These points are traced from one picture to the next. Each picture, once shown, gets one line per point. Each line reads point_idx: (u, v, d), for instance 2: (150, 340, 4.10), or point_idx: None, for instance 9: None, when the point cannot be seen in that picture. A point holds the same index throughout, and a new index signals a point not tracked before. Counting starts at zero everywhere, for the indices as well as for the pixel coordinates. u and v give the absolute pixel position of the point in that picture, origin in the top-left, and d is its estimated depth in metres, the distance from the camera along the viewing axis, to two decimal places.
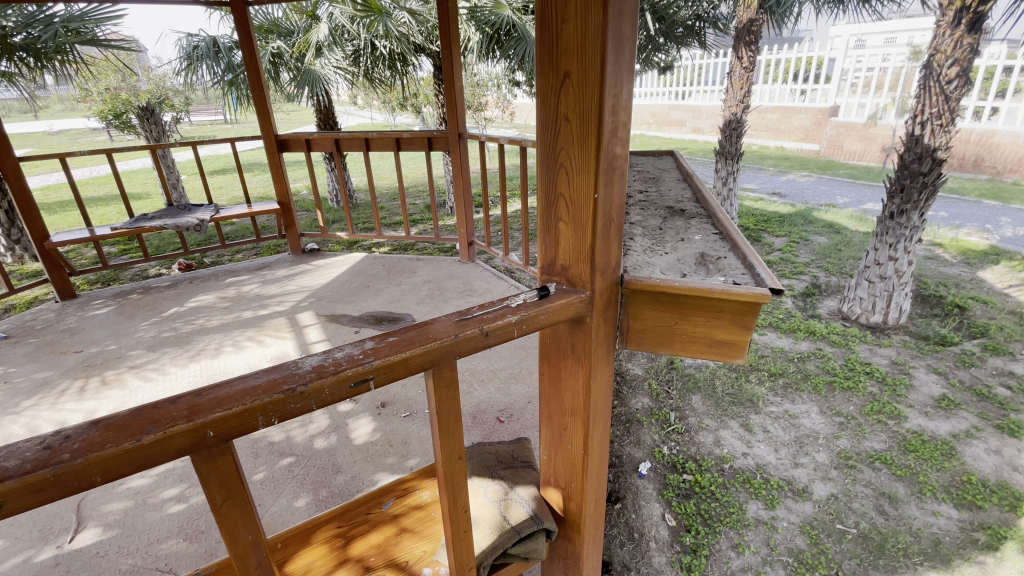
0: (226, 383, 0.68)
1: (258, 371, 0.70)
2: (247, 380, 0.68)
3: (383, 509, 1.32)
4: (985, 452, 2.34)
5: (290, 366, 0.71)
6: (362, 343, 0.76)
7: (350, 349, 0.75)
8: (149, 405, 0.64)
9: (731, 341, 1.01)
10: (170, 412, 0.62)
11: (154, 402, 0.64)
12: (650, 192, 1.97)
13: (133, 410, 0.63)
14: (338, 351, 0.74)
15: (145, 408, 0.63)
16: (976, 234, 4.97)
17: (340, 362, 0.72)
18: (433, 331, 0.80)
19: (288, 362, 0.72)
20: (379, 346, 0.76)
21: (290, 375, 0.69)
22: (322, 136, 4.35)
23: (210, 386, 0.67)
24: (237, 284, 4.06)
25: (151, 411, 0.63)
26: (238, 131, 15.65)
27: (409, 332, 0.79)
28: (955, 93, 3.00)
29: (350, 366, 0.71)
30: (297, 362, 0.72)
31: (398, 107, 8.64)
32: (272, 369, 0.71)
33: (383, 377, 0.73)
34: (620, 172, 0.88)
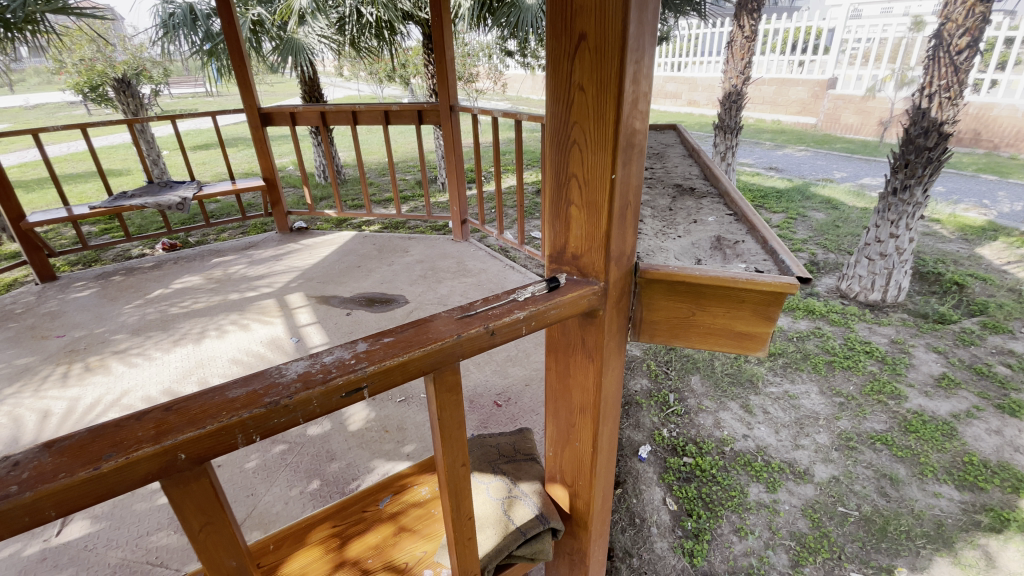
0: (201, 394, 0.60)
1: (238, 379, 0.62)
2: (224, 391, 0.60)
3: (380, 507, 1.26)
4: (986, 433, 2.33)
5: (273, 372, 0.63)
6: (352, 345, 0.68)
7: (340, 352, 0.67)
8: (109, 423, 0.55)
9: (752, 333, 0.95)
10: (132, 432, 0.54)
11: (115, 420, 0.56)
12: (655, 169, 1.88)
13: (90, 431, 0.54)
14: (328, 355, 0.66)
15: (105, 426, 0.55)
16: (974, 209, 4.93)
17: (329, 368, 0.64)
18: (433, 330, 0.72)
19: (270, 368, 0.64)
20: (371, 349, 0.67)
21: (273, 384, 0.61)
22: (307, 109, 4.15)
23: (181, 399, 0.59)
24: (223, 264, 3.93)
25: (112, 431, 0.54)
26: (220, 103, 15.19)
27: (406, 333, 0.71)
28: (964, 64, 2.91)
29: (341, 373, 0.63)
30: (280, 369, 0.64)
31: (386, 79, 8.36)
32: (253, 376, 0.63)
33: (378, 384, 0.65)
34: (640, 150, 0.79)
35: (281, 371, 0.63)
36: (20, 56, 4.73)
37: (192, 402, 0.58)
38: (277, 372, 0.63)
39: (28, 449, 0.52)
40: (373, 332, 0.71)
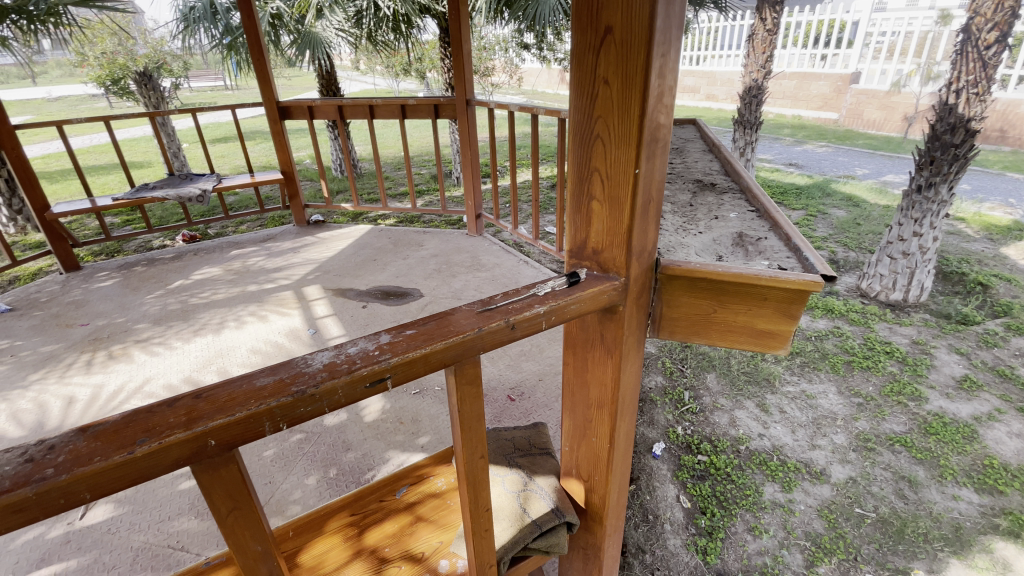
0: (232, 383, 0.61)
1: (266, 368, 0.63)
2: (252, 380, 0.61)
3: (397, 496, 1.28)
4: (1008, 436, 2.28)
5: (300, 365, 0.64)
6: (377, 339, 0.68)
7: (365, 344, 0.67)
8: (145, 409, 0.57)
9: (773, 331, 0.94)
10: (164, 420, 0.55)
11: (149, 406, 0.58)
12: (675, 164, 1.86)
13: (126, 417, 0.56)
14: (355, 347, 0.67)
15: (139, 413, 0.57)
16: (1000, 208, 4.80)
17: (355, 360, 0.64)
18: (456, 324, 0.72)
19: (295, 358, 0.65)
20: (397, 341, 0.68)
21: (301, 376, 0.62)
22: (325, 103, 4.18)
23: (211, 388, 0.60)
24: (241, 256, 3.99)
25: (146, 417, 0.56)
26: (239, 97, 15.38)
27: (431, 326, 0.71)
28: (993, 59, 2.82)
29: (366, 366, 0.64)
30: (307, 360, 0.65)
31: (402, 72, 8.39)
32: (279, 366, 0.64)
33: (403, 375, 0.66)
34: (663, 145, 0.78)
35: (307, 363, 0.64)
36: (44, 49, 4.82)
37: (222, 391, 0.60)
38: (304, 364, 0.64)
39: (68, 432, 0.54)
40: (397, 324, 0.71)
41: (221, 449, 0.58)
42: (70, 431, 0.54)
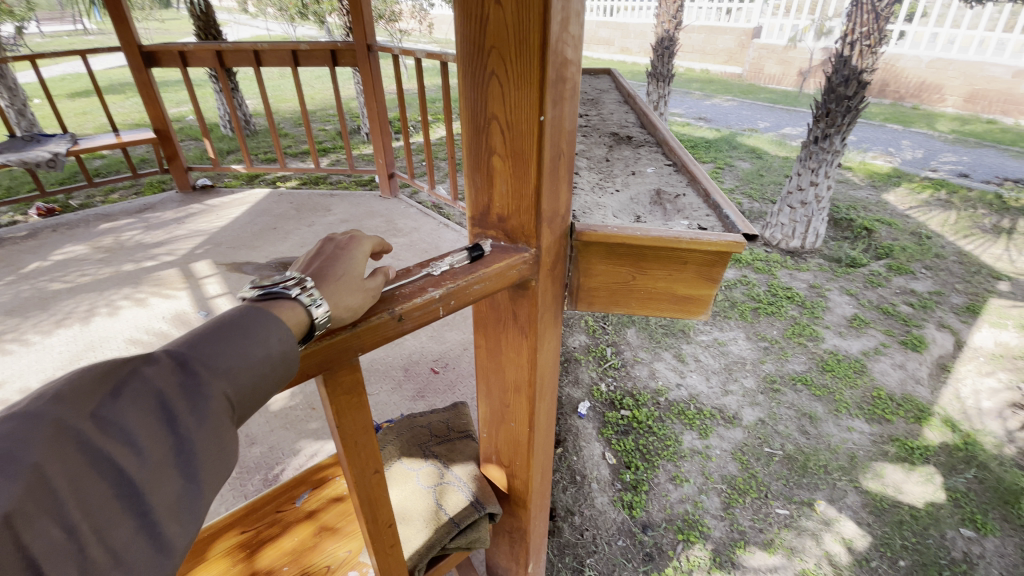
0: (91, 412, 0.40)
1: (140, 369, 0.43)
2: (125, 406, 0.41)
3: (297, 505, 1.13)
4: (891, 367, 2.52)
5: (195, 383, 0.45)
6: (265, 316, 0.50)
7: (253, 329, 0.49)
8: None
9: (694, 296, 0.88)
10: (24, 513, 0.35)
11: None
12: (589, 116, 1.74)
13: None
14: (251, 327, 0.49)
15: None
16: (881, 157, 5.25)
17: (273, 368, 0.49)
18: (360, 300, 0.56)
19: (167, 351, 0.46)
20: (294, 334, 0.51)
21: (210, 406, 0.45)
22: (201, 48, 3.59)
23: (65, 415, 0.39)
24: (113, 230, 3.44)
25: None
26: (100, 43, 13.15)
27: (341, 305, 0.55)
28: (885, 12, 2.92)
29: (280, 376, 0.50)
30: (206, 358, 0.46)
31: (298, 16, 7.56)
32: (143, 365, 0.44)
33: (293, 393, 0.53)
34: (571, 87, 0.66)
35: (207, 365, 0.46)
36: None
37: (96, 442, 0.39)
38: (199, 368, 0.45)
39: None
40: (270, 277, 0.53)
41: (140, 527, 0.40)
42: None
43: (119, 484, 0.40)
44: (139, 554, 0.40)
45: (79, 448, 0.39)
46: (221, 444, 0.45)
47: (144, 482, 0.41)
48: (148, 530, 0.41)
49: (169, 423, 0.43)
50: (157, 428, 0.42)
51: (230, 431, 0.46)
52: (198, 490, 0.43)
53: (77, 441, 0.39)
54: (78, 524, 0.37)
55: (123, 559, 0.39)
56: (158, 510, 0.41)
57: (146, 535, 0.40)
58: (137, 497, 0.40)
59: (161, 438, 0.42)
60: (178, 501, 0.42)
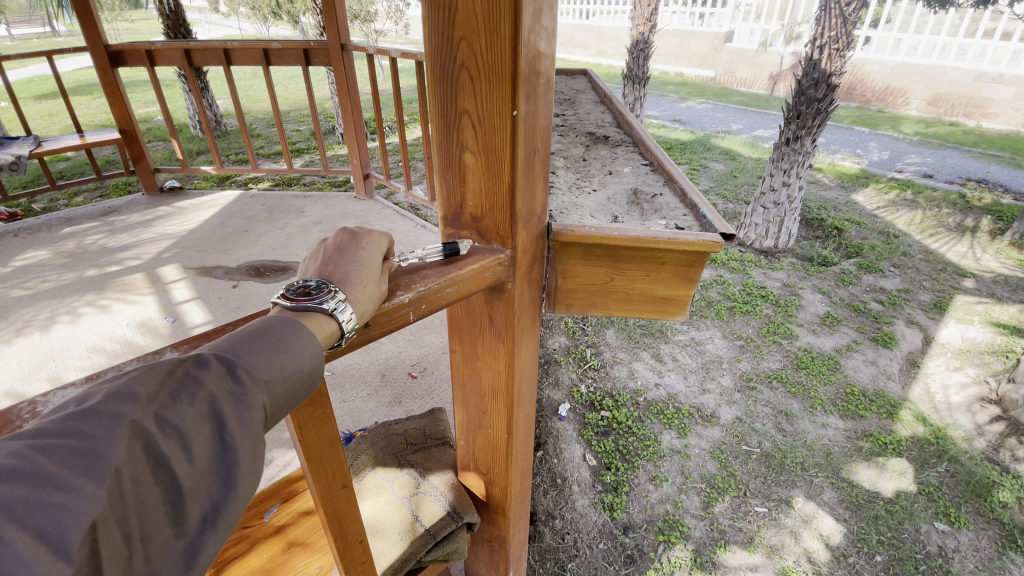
0: (154, 413, 0.39)
1: (193, 372, 0.43)
2: (187, 409, 0.41)
3: (266, 520, 1.08)
4: (863, 364, 2.57)
5: (241, 390, 0.44)
6: (296, 325, 0.50)
7: (293, 335, 0.49)
8: (38, 453, 0.34)
9: (672, 297, 0.87)
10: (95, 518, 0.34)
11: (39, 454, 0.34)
12: (566, 116, 1.73)
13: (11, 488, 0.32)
14: (292, 334, 0.49)
15: (27, 463, 0.33)
16: (849, 159, 5.40)
17: (305, 380, 0.49)
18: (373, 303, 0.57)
19: (220, 351, 0.46)
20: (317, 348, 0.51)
21: (254, 415, 0.44)
22: (167, 45, 3.47)
23: (136, 416, 0.38)
24: (72, 234, 3.29)
25: (63, 499, 0.33)
26: (61, 41, 12.67)
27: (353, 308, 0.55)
28: (852, 16, 3.01)
29: (308, 390, 0.50)
30: (256, 363, 0.46)
31: (269, 15, 7.41)
32: (200, 366, 0.43)
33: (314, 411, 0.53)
34: (545, 80, 0.63)
35: (257, 374, 0.45)
36: None
37: (159, 444, 0.39)
38: (249, 375, 0.45)
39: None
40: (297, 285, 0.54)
41: (176, 534, 0.39)
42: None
43: (169, 490, 0.39)
44: (170, 565, 0.38)
45: (145, 450, 0.38)
46: (259, 456, 0.44)
47: (190, 490, 0.40)
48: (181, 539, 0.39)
49: (223, 429, 0.42)
50: (210, 433, 0.42)
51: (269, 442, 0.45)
52: (235, 504, 0.41)
53: (144, 444, 0.38)
54: (129, 527, 0.36)
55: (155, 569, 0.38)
56: (198, 518, 0.40)
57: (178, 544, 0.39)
58: (180, 505, 0.39)
59: (211, 446, 0.41)
60: (220, 510, 0.41)
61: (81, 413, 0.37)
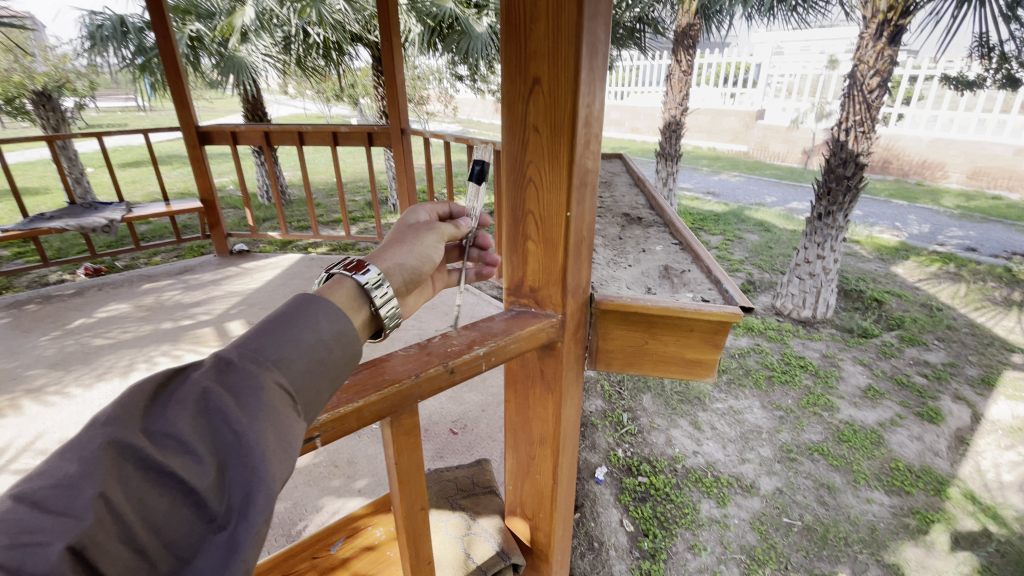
0: (142, 428, 0.42)
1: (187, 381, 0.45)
2: (177, 414, 0.43)
3: (331, 552, 1.21)
4: (909, 439, 2.52)
5: (244, 379, 0.47)
6: (310, 304, 0.55)
7: (296, 321, 0.52)
8: (22, 500, 0.37)
9: (701, 360, 0.99)
10: (94, 541, 0.37)
11: (24, 501, 0.37)
12: (604, 198, 1.94)
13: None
14: (293, 319, 0.52)
15: (15, 515, 0.36)
16: (888, 231, 5.41)
17: (327, 349, 0.53)
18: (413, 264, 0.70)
19: (211, 356, 0.48)
20: (345, 310, 0.57)
21: (257, 399, 0.46)
22: (251, 129, 4.00)
23: (119, 433, 0.40)
24: (154, 291, 3.69)
25: (52, 532, 0.36)
26: (153, 120, 14.42)
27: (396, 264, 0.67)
28: (876, 102, 3.17)
29: (335, 357, 0.54)
30: (254, 355, 0.49)
31: (334, 99, 8.31)
32: (190, 374, 0.46)
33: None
34: (592, 187, 0.82)
35: (257, 361, 0.48)
36: None
37: (154, 455, 0.41)
38: (248, 371, 0.47)
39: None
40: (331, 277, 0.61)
41: (212, 530, 0.41)
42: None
43: (182, 495, 0.41)
44: (212, 558, 0.41)
45: (135, 467, 0.40)
46: (278, 436, 0.45)
47: (206, 489, 0.41)
48: (218, 532, 0.42)
49: (220, 425, 0.44)
50: (208, 433, 0.43)
51: (285, 420, 0.47)
52: (253, 490, 0.42)
53: (133, 460, 0.40)
54: (145, 542, 0.39)
55: (198, 563, 0.41)
56: (226, 510, 0.42)
57: (216, 537, 0.41)
58: (202, 505, 0.41)
59: (215, 444, 0.43)
60: (242, 496, 0.42)
61: (65, 447, 0.40)
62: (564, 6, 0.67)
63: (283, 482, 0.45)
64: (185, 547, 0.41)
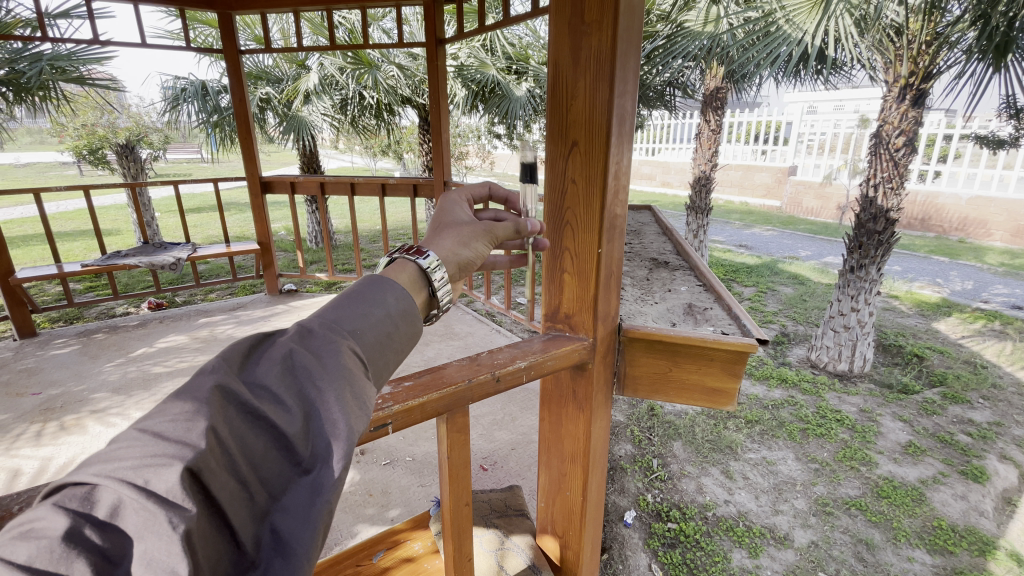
0: (241, 378, 0.45)
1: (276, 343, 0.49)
2: (269, 369, 0.46)
3: (373, 561, 1.29)
4: (953, 498, 2.44)
5: (327, 341, 0.51)
6: (381, 284, 0.61)
7: (368, 299, 0.58)
8: (146, 431, 0.40)
9: (722, 389, 1.08)
10: (207, 466, 0.39)
11: (148, 431, 0.40)
12: (633, 244, 2.07)
13: (130, 461, 0.37)
14: (367, 296, 0.58)
15: (142, 440, 0.39)
16: (928, 287, 5.30)
17: (394, 324, 0.58)
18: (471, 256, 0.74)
19: (296, 324, 0.52)
20: (407, 288, 0.63)
21: (337, 359, 0.49)
22: (308, 179, 4.39)
23: (223, 380, 0.44)
24: (210, 324, 3.98)
25: (173, 454, 0.38)
26: (215, 170, 15.69)
27: (456, 255, 0.72)
28: (903, 160, 3.25)
29: (400, 333, 0.59)
30: (332, 325, 0.53)
31: (380, 153, 8.95)
32: (278, 338, 0.50)
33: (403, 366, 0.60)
34: (620, 230, 0.96)
35: (337, 329, 0.53)
36: (19, 116, 5.00)
37: (252, 401, 0.44)
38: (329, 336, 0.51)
39: (50, 505, 0.36)
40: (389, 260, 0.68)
41: (300, 473, 0.44)
42: (55, 502, 0.36)
43: (275, 438, 0.44)
44: (300, 498, 0.43)
45: (238, 410, 0.43)
46: (355, 392, 0.49)
47: (296, 434, 0.44)
48: (304, 475, 0.44)
49: (309, 379, 0.47)
50: (296, 387, 0.46)
51: (360, 381, 0.50)
52: (337, 438, 0.45)
53: (236, 404, 0.43)
54: (243, 475, 0.41)
55: (287, 503, 0.43)
56: (311, 455, 0.44)
57: (303, 480, 0.44)
58: (292, 447, 0.44)
59: (304, 395, 0.46)
60: (330, 443, 0.45)
61: (176, 391, 0.43)
62: (599, 86, 0.84)
63: (359, 435, 0.47)
64: (276, 487, 0.43)
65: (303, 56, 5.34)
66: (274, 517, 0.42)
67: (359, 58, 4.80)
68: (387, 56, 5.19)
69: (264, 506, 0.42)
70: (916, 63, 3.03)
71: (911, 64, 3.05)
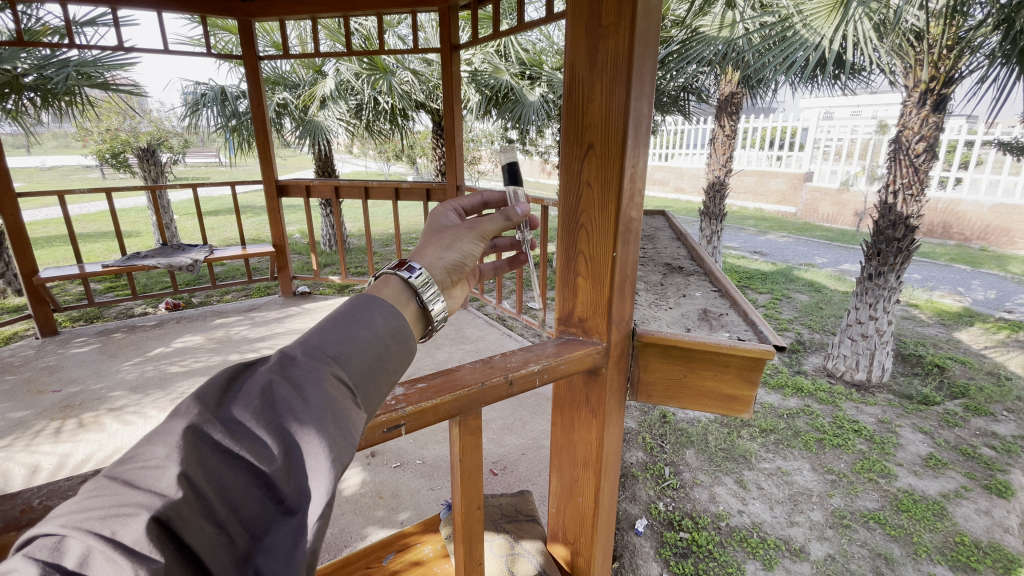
0: (217, 416, 0.43)
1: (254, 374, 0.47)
2: (245, 405, 0.45)
3: (384, 563, 1.28)
4: (975, 513, 2.37)
5: (307, 369, 0.48)
6: (370, 303, 0.58)
7: (353, 321, 0.55)
8: (116, 479, 0.39)
9: (738, 396, 1.06)
10: (179, 514, 0.38)
11: (118, 480, 0.39)
12: (647, 249, 2.05)
13: (98, 510, 0.37)
14: (353, 318, 0.56)
15: (113, 488, 0.39)
16: (950, 296, 5.18)
17: (384, 345, 0.55)
18: (457, 258, 0.73)
19: (277, 350, 0.50)
20: (394, 304, 0.61)
21: (319, 389, 0.47)
22: (323, 183, 4.43)
23: (197, 420, 0.42)
24: (225, 325, 4.03)
25: (142, 502, 0.37)
26: (232, 174, 15.96)
27: (440, 260, 0.71)
28: (923, 166, 3.19)
29: (392, 353, 0.56)
30: (315, 350, 0.51)
31: (394, 157, 9.03)
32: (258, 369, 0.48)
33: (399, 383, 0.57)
34: (636, 233, 0.95)
35: (319, 355, 0.50)
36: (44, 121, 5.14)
37: (227, 440, 0.42)
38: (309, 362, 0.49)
39: (21, 556, 0.35)
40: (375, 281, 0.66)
41: (283, 511, 0.42)
42: (24, 554, 0.35)
43: (254, 477, 0.42)
44: (283, 539, 0.41)
45: (212, 450, 0.42)
46: (339, 423, 0.46)
47: (276, 473, 0.42)
48: (287, 514, 0.42)
49: (289, 413, 0.46)
50: (275, 423, 0.45)
51: (347, 409, 0.48)
52: (318, 475, 0.43)
53: (210, 444, 0.42)
54: (220, 519, 0.40)
55: (269, 543, 0.41)
56: (295, 493, 0.43)
57: (287, 519, 0.42)
58: (273, 485, 0.42)
59: (284, 430, 0.45)
60: (312, 479, 0.43)
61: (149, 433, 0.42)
62: (616, 89, 0.84)
63: (346, 467, 0.45)
64: (258, 526, 0.42)
65: (322, 62, 5.37)
66: (257, 559, 0.40)
67: (374, 63, 4.87)
68: (402, 61, 5.26)
69: (246, 548, 0.40)
70: (936, 68, 2.98)
71: (931, 68, 3.00)
